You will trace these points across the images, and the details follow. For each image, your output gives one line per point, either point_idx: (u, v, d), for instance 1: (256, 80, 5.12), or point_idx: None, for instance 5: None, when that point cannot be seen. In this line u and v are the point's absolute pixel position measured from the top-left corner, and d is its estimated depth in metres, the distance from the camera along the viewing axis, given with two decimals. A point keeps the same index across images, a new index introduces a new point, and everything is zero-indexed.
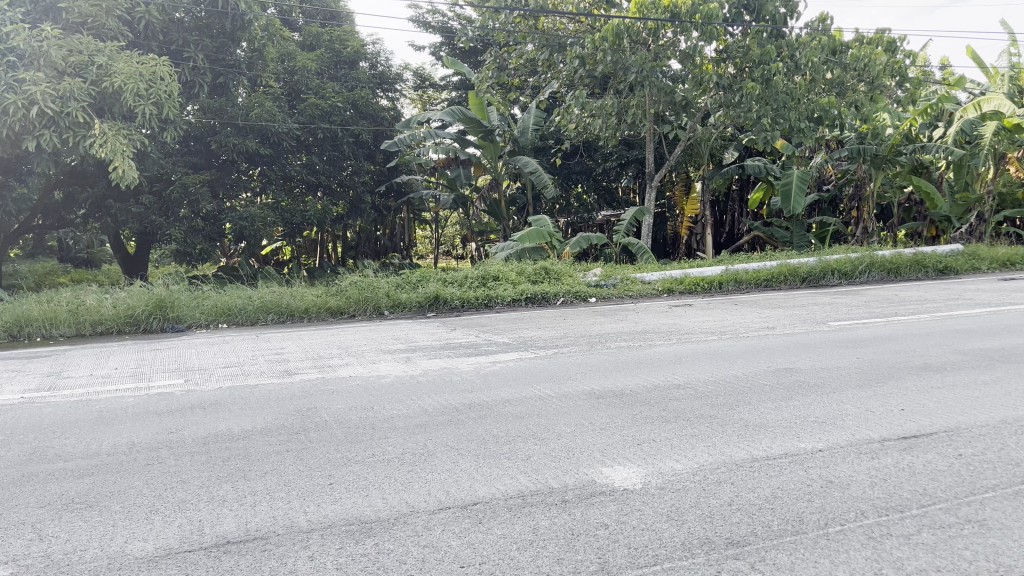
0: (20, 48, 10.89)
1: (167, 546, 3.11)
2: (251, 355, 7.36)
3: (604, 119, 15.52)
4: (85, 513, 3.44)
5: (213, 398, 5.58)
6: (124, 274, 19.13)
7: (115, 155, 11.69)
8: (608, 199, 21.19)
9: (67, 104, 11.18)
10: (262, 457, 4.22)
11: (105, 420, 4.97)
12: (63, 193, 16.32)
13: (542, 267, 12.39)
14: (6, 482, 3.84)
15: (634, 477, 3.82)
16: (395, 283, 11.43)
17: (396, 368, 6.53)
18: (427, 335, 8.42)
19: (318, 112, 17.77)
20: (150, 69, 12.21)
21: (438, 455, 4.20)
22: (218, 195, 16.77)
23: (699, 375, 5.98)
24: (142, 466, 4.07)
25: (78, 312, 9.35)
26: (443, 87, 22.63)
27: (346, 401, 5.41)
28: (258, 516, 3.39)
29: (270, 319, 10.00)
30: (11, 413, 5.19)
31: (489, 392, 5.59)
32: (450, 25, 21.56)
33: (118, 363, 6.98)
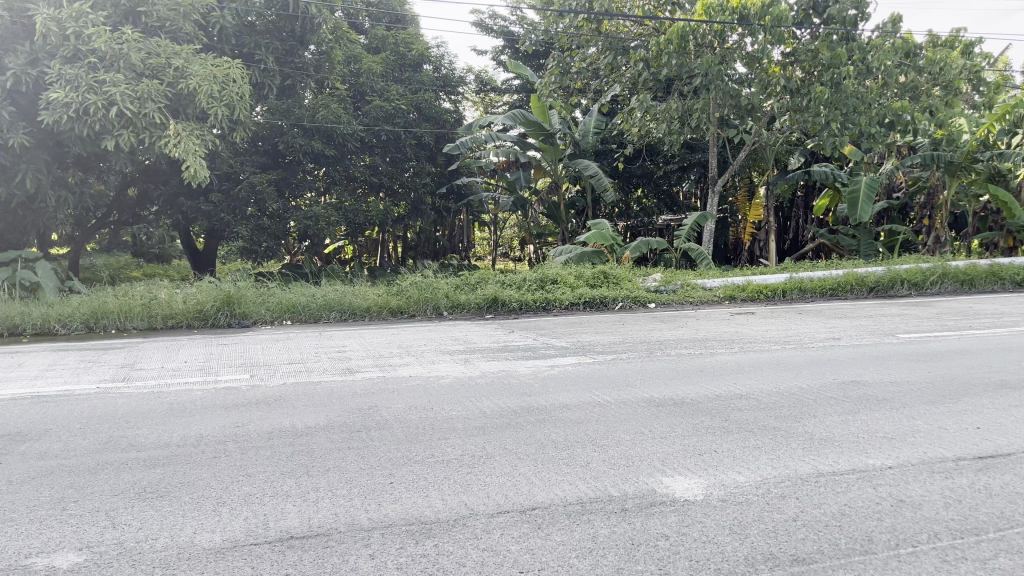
0: (102, 51, 11.28)
1: (234, 538, 3.18)
2: (315, 351, 7.50)
3: (668, 123, 15.32)
4: (157, 502, 3.55)
5: (278, 393, 5.70)
6: (194, 271, 19.72)
7: (187, 154, 12.05)
8: (669, 203, 20.96)
9: (145, 105, 11.55)
10: (324, 453, 4.29)
11: (175, 412, 5.12)
12: (137, 190, 16.87)
13: (601, 271, 12.27)
14: (82, 470, 3.99)
15: (696, 488, 3.77)
16: (454, 284, 11.50)
17: (455, 369, 6.58)
18: (486, 336, 8.46)
19: (383, 114, 18.05)
20: (224, 72, 12.59)
21: (497, 458, 4.20)
22: (284, 195, 17.11)
23: (762, 386, 5.88)
24: (210, 459, 4.18)
25: (150, 306, 9.68)
26: (504, 90, 22.72)
27: (407, 400, 5.47)
28: (321, 513, 3.45)
29: (334, 316, 10.19)
30: (88, 402, 5.40)
31: (547, 396, 5.58)
32: (513, 29, 21.63)
33: (187, 356, 7.20)
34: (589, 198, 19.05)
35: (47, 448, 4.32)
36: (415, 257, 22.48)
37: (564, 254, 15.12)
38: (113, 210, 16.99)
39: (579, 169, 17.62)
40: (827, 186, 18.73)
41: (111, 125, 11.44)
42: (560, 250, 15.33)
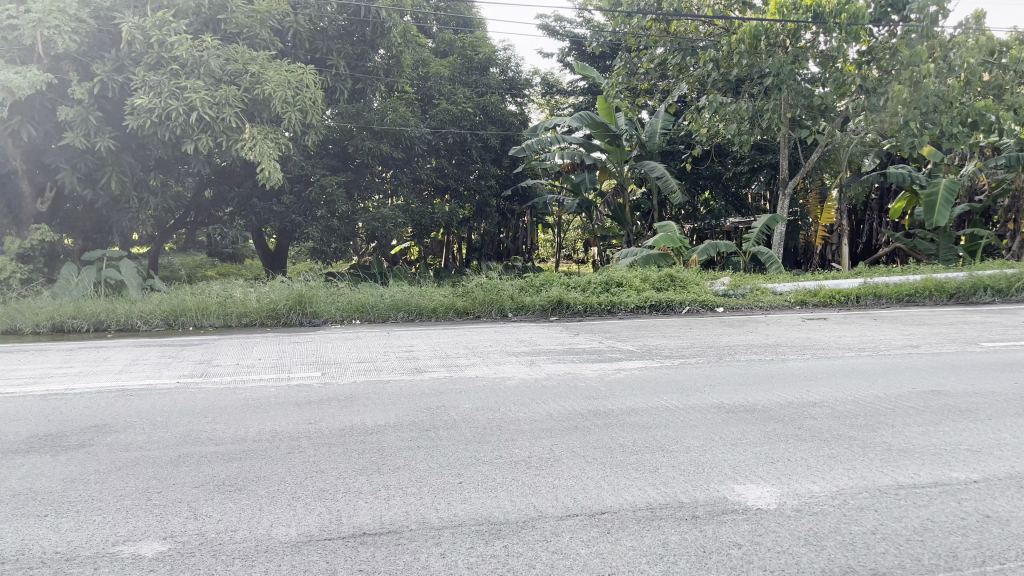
0: (183, 58, 11.67)
1: (309, 533, 3.26)
2: (383, 351, 7.61)
3: (738, 124, 15.02)
4: (235, 495, 3.66)
5: (349, 391, 5.81)
6: (265, 270, 20.27)
7: (261, 157, 12.37)
8: (737, 205, 20.59)
9: (223, 110, 11.93)
10: (394, 452, 4.35)
11: (250, 408, 5.27)
12: (213, 192, 17.40)
13: (667, 274, 12.12)
14: (165, 461, 4.14)
15: (769, 497, 3.69)
16: (518, 285, 11.51)
17: (521, 371, 6.58)
18: (551, 338, 8.44)
19: (450, 118, 18.17)
20: (297, 77, 12.89)
21: (565, 461, 4.19)
22: (353, 197, 17.42)
23: (836, 393, 5.72)
24: (284, 454, 4.29)
25: (226, 304, 10.00)
26: (570, 92, 22.64)
27: (474, 401, 5.51)
28: (392, 510, 3.50)
29: (401, 317, 10.34)
30: (168, 396, 5.60)
31: (614, 400, 5.54)
32: (580, 30, 21.53)
33: (261, 354, 7.40)
34: (655, 200, 18.84)
35: (132, 440, 4.50)
36: (480, 258, 22.61)
37: (630, 257, 15.00)
38: (190, 210, 17.58)
39: (645, 170, 17.40)
40: (904, 188, 18.12)
41: (190, 130, 11.85)
42: (626, 253, 15.21)
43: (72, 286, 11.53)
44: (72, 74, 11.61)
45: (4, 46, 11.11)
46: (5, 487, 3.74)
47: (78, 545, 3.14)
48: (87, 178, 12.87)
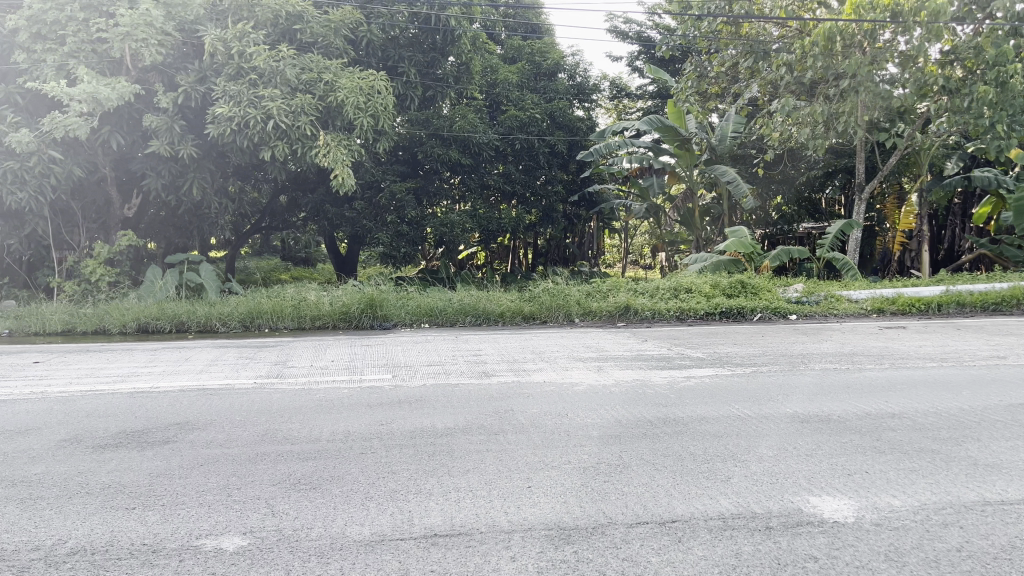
0: (261, 68, 12.04)
1: (382, 532, 3.32)
2: (452, 354, 7.70)
3: (812, 128, 14.65)
4: (310, 494, 3.75)
5: (418, 394, 5.89)
6: (336, 274, 20.72)
7: (335, 164, 12.57)
8: (811, 210, 20.08)
9: (298, 118, 12.26)
10: (464, 454, 4.40)
11: (324, 408, 5.40)
12: (287, 198, 17.88)
13: (738, 280, 11.90)
14: (243, 459, 4.27)
15: (846, 510, 3.59)
16: (585, 291, 11.48)
17: (589, 376, 6.57)
18: (619, 344, 8.40)
19: (518, 124, 18.19)
20: (369, 85, 13.11)
21: (634, 469, 4.16)
22: (422, 203, 17.66)
23: (917, 405, 5.52)
24: (357, 454, 4.38)
25: (300, 307, 10.28)
26: (639, 96, 22.51)
27: (542, 405, 5.53)
28: (463, 513, 3.53)
29: (468, 321, 10.46)
30: (246, 396, 5.78)
31: (684, 408, 5.47)
32: (649, 34, 21.36)
33: (334, 356, 7.57)
34: (725, 205, 18.53)
35: (212, 437, 4.66)
36: (546, 263, 22.63)
37: (699, 263, 14.76)
38: (266, 215, 18.08)
39: (715, 175, 17.01)
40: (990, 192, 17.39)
41: (267, 138, 12.22)
42: (695, 258, 15.01)
43: (156, 289, 12.01)
44: (157, 85, 12.09)
45: (94, 59, 11.60)
46: (95, 480, 3.92)
47: (164, 537, 3.27)
48: (170, 185, 13.38)
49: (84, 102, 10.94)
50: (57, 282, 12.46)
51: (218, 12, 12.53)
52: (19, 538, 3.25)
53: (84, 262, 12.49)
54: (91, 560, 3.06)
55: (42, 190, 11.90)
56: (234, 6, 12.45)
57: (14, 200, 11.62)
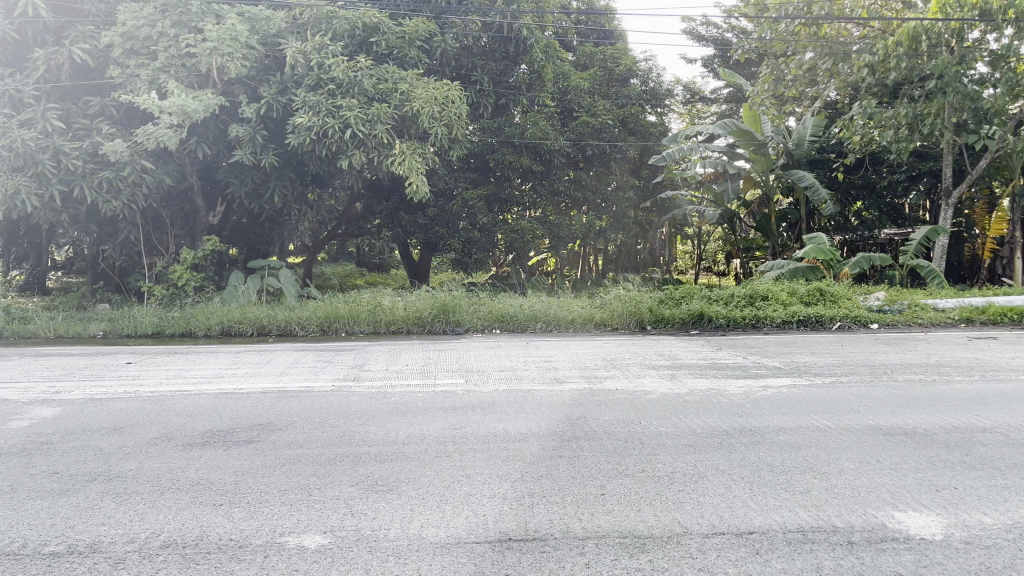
0: (339, 79, 12.34)
1: (457, 535, 3.36)
2: (524, 360, 7.74)
3: (895, 130, 14.15)
4: (387, 495, 3.83)
5: (490, 399, 5.95)
6: (409, 279, 21.06)
7: (409, 171, 12.73)
8: (893, 216, 19.41)
9: (374, 127, 12.53)
10: (537, 460, 4.42)
11: (399, 411, 5.52)
12: (362, 205, 18.27)
13: (816, 288, 11.59)
14: (323, 459, 4.40)
15: (934, 526, 3.47)
16: (658, 298, 11.37)
17: (662, 385, 6.50)
18: (693, 352, 8.29)
19: (590, 130, 18.02)
20: (443, 93, 13.17)
21: (710, 478, 4.11)
22: (493, 210, 17.76)
23: (1010, 420, 5.27)
24: (431, 458, 4.44)
25: (376, 312, 10.53)
26: (714, 100, 22.25)
27: (615, 413, 5.50)
28: (536, 518, 3.55)
29: (540, 327, 10.50)
30: (325, 398, 5.93)
31: (761, 418, 5.37)
32: (726, 37, 21.05)
33: (408, 360, 7.70)
34: (803, 210, 18.06)
35: (293, 438, 4.81)
36: (617, 269, 22.48)
37: (775, 270, 14.43)
38: (342, 222, 18.51)
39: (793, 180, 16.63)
40: None
41: (345, 147, 12.53)
42: (771, 265, 14.72)
43: (239, 293, 12.44)
44: (242, 97, 12.54)
45: (183, 72, 12.04)
46: (185, 477, 4.09)
47: (249, 534, 3.38)
48: (253, 193, 13.86)
49: (173, 114, 11.40)
50: (148, 286, 13.05)
51: (298, 25, 12.95)
52: (115, 530, 3.42)
53: (172, 268, 13.03)
54: (182, 553, 3.20)
55: (134, 198, 12.47)
56: (312, 20, 12.89)
57: (109, 209, 12.22)
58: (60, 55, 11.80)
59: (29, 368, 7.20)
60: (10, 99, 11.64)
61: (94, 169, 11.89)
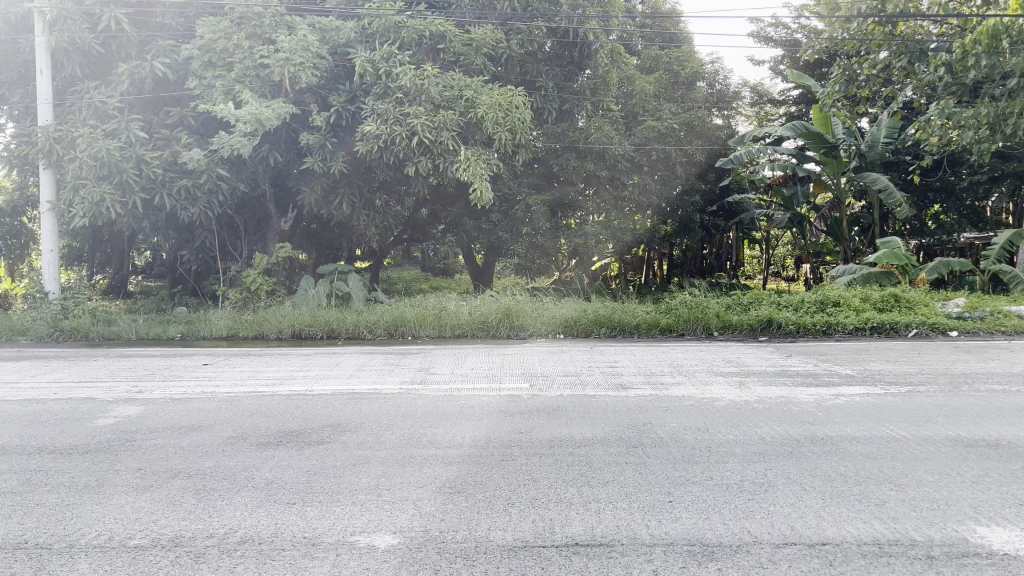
0: (406, 86, 12.53)
1: (524, 538, 3.38)
2: (589, 365, 7.73)
3: (975, 131, 13.59)
4: (455, 497, 3.88)
5: (555, 404, 5.95)
6: (473, 284, 21.23)
7: (474, 178, 12.81)
8: (974, 219, 18.66)
9: (441, 134, 12.66)
10: (603, 466, 4.40)
11: (467, 414, 5.57)
12: (427, 210, 18.50)
13: (891, 294, 11.23)
14: (392, 461, 4.47)
15: (1020, 542, 3.32)
16: (726, 303, 11.19)
17: (730, 392, 6.40)
18: (762, 359, 8.14)
19: (655, 135, 17.84)
20: (507, 99, 13.18)
21: (781, 488, 4.03)
22: (557, 215, 17.76)
23: None
24: (498, 462, 4.47)
25: (441, 316, 10.66)
26: (782, 101, 21.85)
27: (682, 420, 5.43)
28: (603, 523, 3.54)
29: (604, 332, 10.45)
30: (393, 401, 6.03)
31: (833, 427, 5.24)
32: (795, 37, 20.61)
33: (473, 364, 7.77)
34: (877, 214, 17.51)
35: (362, 439, 4.89)
36: (682, 274, 22.19)
37: (848, 275, 14.03)
38: (408, 228, 18.78)
39: (865, 183, 16.09)
40: None
41: (412, 154, 12.72)
42: (842, 270, 14.35)
43: (309, 297, 12.76)
44: (312, 105, 12.84)
45: (257, 83, 12.39)
46: (260, 475, 4.22)
47: (322, 531, 3.47)
48: (323, 200, 14.21)
49: (248, 122, 11.76)
50: (223, 290, 13.49)
51: (366, 35, 13.18)
52: (196, 526, 3.54)
53: (245, 272, 13.44)
54: (258, 549, 3.30)
55: (210, 205, 12.91)
56: (381, 30, 12.99)
57: (186, 215, 12.67)
58: (142, 69, 12.29)
59: (112, 368, 7.52)
60: (95, 110, 12.26)
61: (173, 177, 12.36)
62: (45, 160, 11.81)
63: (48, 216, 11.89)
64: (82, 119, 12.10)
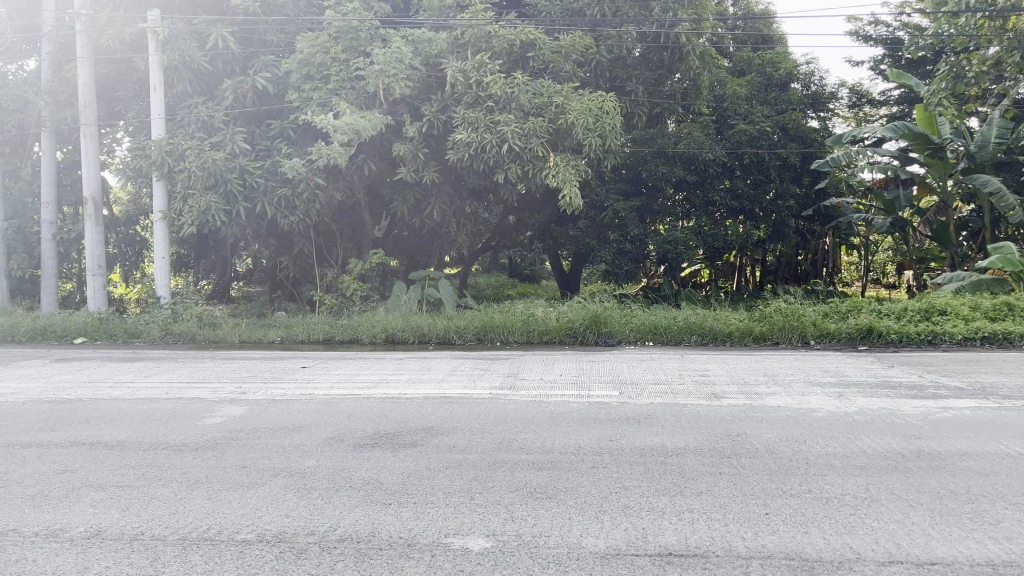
0: (497, 95, 12.66)
1: (617, 546, 3.36)
2: (679, 373, 7.61)
3: None
4: (547, 503, 3.89)
5: (646, 412, 5.88)
6: (561, 290, 21.20)
7: (564, 184, 12.81)
8: None
9: (531, 140, 12.72)
10: (696, 476, 4.33)
11: (556, 421, 5.58)
12: (515, 217, 18.59)
13: (1003, 302, 10.62)
14: (483, 465, 4.52)
15: None
16: (823, 311, 10.82)
17: (828, 403, 6.18)
18: (862, 369, 7.83)
19: (747, 138, 17.41)
20: (597, 105, 13.08)
21: (884, 503, 3.87)
22: (645, 221, 17.56)
23: None
24: (589, 468, 4.46)
25: (529, 322, 10.69)
26: (883, 102, 21.07)
27: (777, 431, 5.29)
28: (698, 534, 3.49)
29: (694, 340, 10.27)
30: (483, 405, 6.09)
31: (941, 441, 5.00)
32: (897, 35, 19.79)
33: (562, 370, 7.76)
34: (988, 218, 16.58)
35: (455, 443, 4.97)
36: (775, 281, 21.56)
37: (955, 282, 13.34)
38: (495, 235, 18.92)
39: (975, 184, 15.27)
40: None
41: (503, 160, 12.84)
42: (950, 277, 13.65)
43: (401, 303, 13.03)
44: (405, 116, 13.16)
45: (353, 94, 12.75)
46: (357, 475, 4.34)
47: (417, 533, 3.54)
48: (415, 207, 14.51)
49: (345, 133, 12.11)
50: (320, 295, 13.93)
51: (458, 45, 13.36)
52: (297, 523, 3.67)
53: (341, 278, 13.86)
54: (358, 548, 3.40)
55: (308, 213, 13.31)
56: (472, 39, 13.18)
57: (286, 223, 13.16)
58: (246, 84, 12.90)
59: (218, 370, 7.87)
60: (202, 124, 12.87)
61: (274, 187, 12.87)
62: (157, 172, 12.47)
63: (160, 224, 12.54)
64: (191, 132, 12.76)
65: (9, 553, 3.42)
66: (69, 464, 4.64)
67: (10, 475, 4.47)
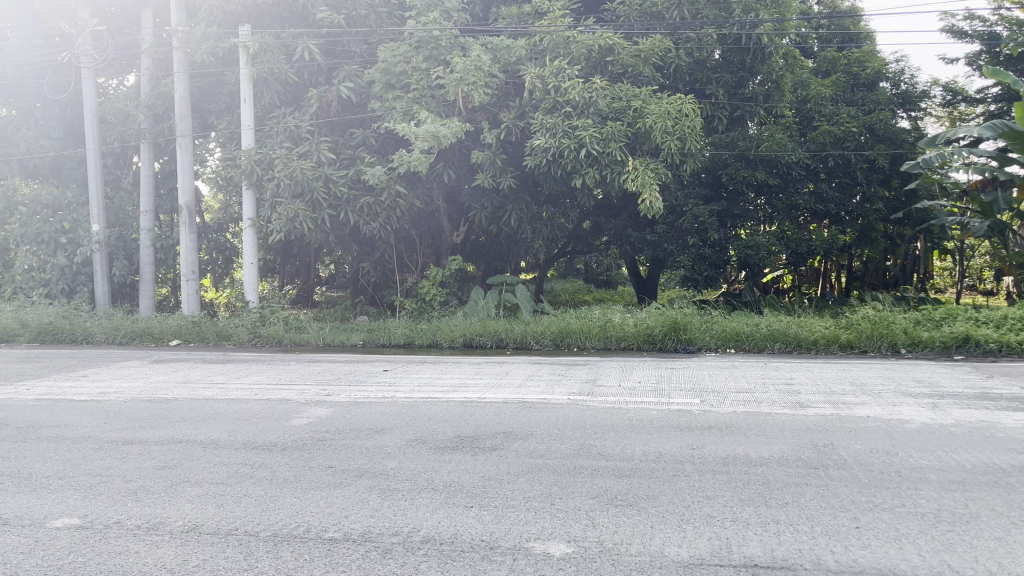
0: (575, 100, 12.66)
1: (700, 556, 3.31)
2: (761, 382, 7.43)
3: None
4: (629, 510, 3.86)
5: (728, 421, 5.76)
6: (638, 297, 20.98)
7: (643, 188, 12.70)
8: None
9: (609, 145, 12.66)
10: (781, 486, 4.22)
11: (635, 428, 5.53)
12: (591, 223, 18.52)
13: None
14: (563, 470, 4.52)
15: None
16: (914, 319, 10.40)
17: (920, 414, 5.94)
18: (958, 380, 7.48)
19: (832, 140, 16.91)
20: (676, 108, 12.96)
21: (984, 519, 3.70)
22: (726, 226, 17.25)
23: None
24: (671, 477, 4.40)
25: (607, 328, 10.64)
26: (979, 99, 19.91)
27: (867, 442, 5.11)
28: (784, 546, 3.41)
29: (778, 348, 10.03)
30: (562, 411, 6.09)
31: None
32: (994, 29, 18.88)
33: (640, 377, 7.68)
34: None
35: (535, 448, 4.99)
36: (862, 286, 20.83)
37: None
38: (572, 240, 18.88)
39: None
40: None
41: (580, 165, 12.81)
42: None
43: (479, 308, 13.15)
44: (484, 123, 13.31)
45: (433, 102, 12.95)
46: (439, 477, 4.41)
47: (498, 536, 3.57)
48: (493, 213, 14.63)
49: (425, 140, 12.32)
50: (400, 300, 14.20)
51: (536, 52, 13.40)
52: (382, 523, 3.75)
53: (421, 283, 14.07)
54: (441, 549, 3.45)
55: (389, 219, 13.56)
56: (550, 45, 13.22)
57: (368, 229, 13.45)
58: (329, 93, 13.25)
59: (303, 372, 8.09)
60: (290, 134, 13.29)
61: (357, 194, 13.18)
62: (247, 181, 12.96)
63: (249, 231, 13.04)
64: (279, 142, 13.19)
65: (115, 544, 3.60)
66: (168, 461, 4.86)
67: (114, 470, 4.71)
